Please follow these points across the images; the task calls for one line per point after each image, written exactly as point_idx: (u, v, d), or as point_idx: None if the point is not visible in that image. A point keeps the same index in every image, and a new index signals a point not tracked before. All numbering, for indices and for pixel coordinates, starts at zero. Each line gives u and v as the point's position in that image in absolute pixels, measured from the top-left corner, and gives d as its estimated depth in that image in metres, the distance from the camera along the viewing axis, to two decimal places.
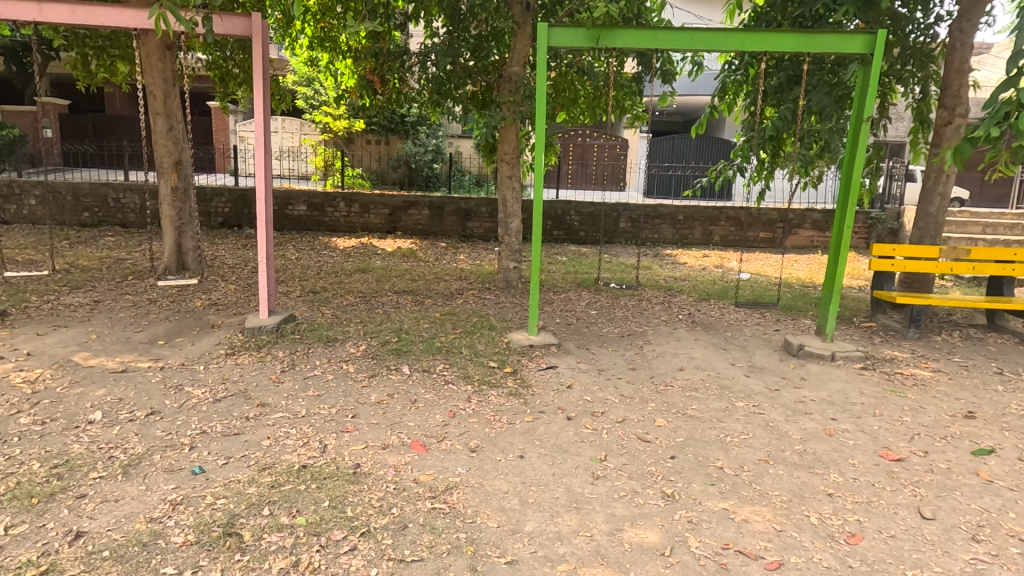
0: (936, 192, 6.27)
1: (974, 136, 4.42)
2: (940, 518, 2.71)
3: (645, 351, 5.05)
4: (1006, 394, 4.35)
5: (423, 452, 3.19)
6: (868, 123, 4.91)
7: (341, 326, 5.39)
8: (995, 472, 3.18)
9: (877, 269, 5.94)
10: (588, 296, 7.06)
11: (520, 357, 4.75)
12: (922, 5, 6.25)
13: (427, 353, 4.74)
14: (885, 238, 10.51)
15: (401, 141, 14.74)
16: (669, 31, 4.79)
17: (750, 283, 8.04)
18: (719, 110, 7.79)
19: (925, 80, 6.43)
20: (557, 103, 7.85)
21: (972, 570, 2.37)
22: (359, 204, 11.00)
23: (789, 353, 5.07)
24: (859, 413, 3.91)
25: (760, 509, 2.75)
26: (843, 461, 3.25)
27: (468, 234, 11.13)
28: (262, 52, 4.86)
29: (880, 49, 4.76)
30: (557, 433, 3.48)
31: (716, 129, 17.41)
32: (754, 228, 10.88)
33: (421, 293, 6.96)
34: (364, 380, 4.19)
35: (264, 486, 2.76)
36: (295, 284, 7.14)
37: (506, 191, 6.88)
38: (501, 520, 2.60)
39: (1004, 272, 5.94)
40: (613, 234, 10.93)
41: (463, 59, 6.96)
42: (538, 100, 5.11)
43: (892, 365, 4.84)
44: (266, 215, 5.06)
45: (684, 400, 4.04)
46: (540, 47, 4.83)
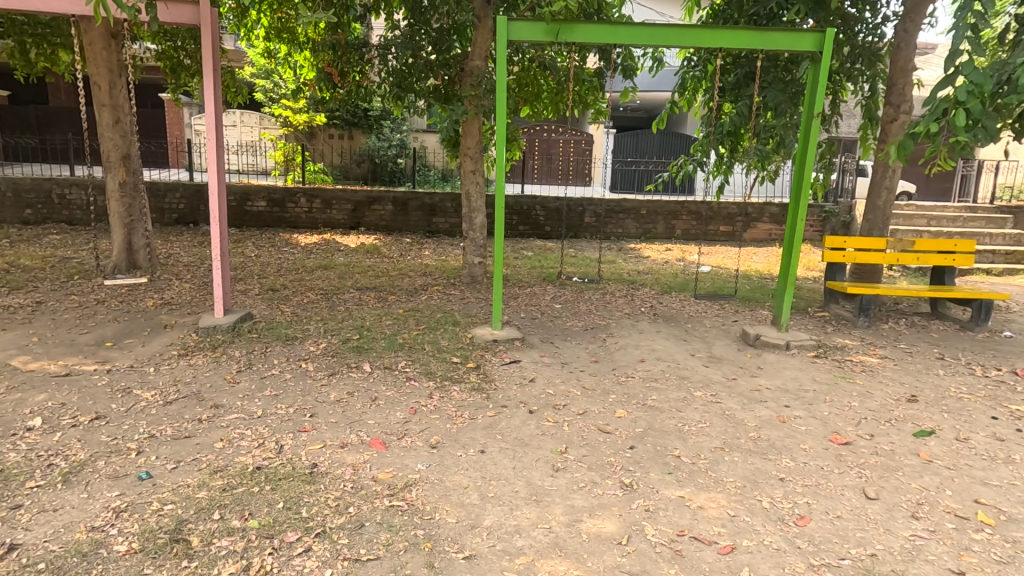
0: (884, 186, 6.51)
1: (915, 133, 4.57)
2: (883, 498, 2.83)
3: (608, 344, 5.11)
4: (947, 377, 4.57)
5: (382, 450, 3.15)
6: (818, 119, 5.05)
7: (300, 324, 5.27)
8: (934, 452, 3.34)
9: (830, 261, 6.15)
10: (553, 290, 7.10)
11: (483, 352, 4.74)
12: (870, 6, 6.48)
13: (389, 350, 4.69)
14: (838, 231, 10.90)
15: (365, 135, 14.51)
16: (629, 27, 4.79)
17: (710, 276, 8.21)
18: (679, 106, 7.89)
19: (874, 79, 6.61)
20: (520, 98, 7.82)
21: (910, 546, 2.47)
22: (321, 199, 10.77)
23: (747, 343, 5.21)
24: (810, 400, 4.04)
25: (715, 495, 2.82)
26: (795, 447, 3.35)
27: (434, 229, 11.03)
28: (211, 41, 4.70)
29: (829, 47, 4.91)
30: (518, 427, 3.49)
31: (678, 124, 17.77)
32: (715, 222, 11.13)
33: (384, 290, 6.86)
34: (324, 379, 4.11)
35: (214, 490, 2.67)
36: (254, 282, 6.95)
37: (469, 185, 6.83)
38: (460, 515, 2.59)
39: (947, 262, 6.21)
40: (578, 229, 11.04)
41: (424, 52, 6.90)
42: (497, 95, 5.05)
43: (842, 353, 5.02)
44: (220, 211, 4.89)
45: (644, 391, 4.10)
46: (499, 41, 4.76)
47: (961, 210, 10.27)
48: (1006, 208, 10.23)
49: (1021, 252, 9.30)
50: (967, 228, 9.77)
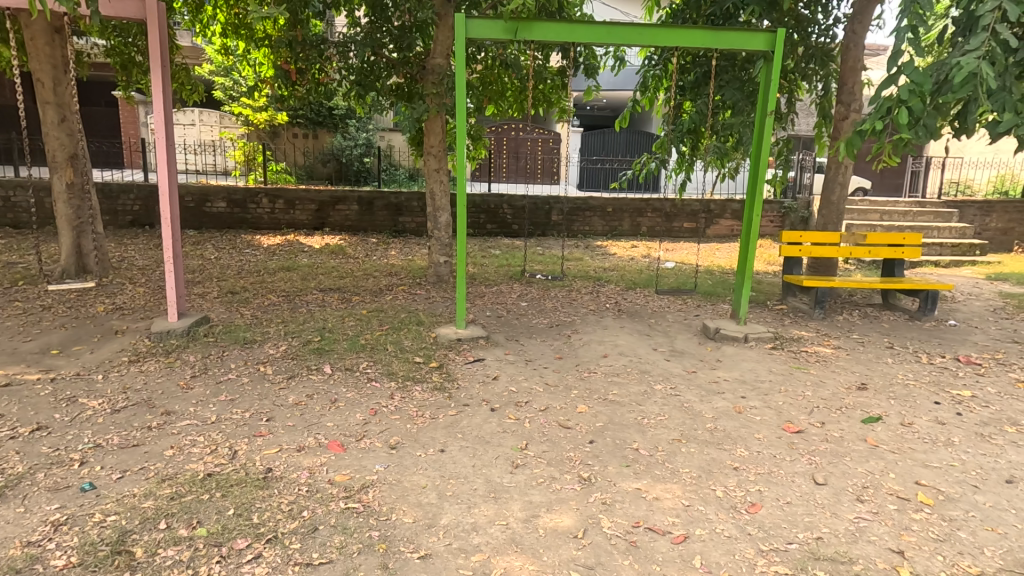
0: (837, 182, 6.71)
1: (862, 130, 4.73)
2: (831, 483, 2.93)
3: (572, 340, 5.15)
4: (895, 365, 4.76)
5: (340, 452, 3.10)
6: (772, 116, 5.17)
7: (260, 327, 5.15)
8: (880, 437, 3.46)
9: (787, 255, 6.29)
10: (520, 288, 7.12)
11: (447, 351, 4.71)
12: (822, 8, 6.68)
13: (350, 351, 4.62)
14: (796, 226, 11.23)
15: (330, 135, 14.28)
16: (587, 26, 4.81)
17: (674, 272, 8.34)
18: (641, 104, 7.99)
19: (827, 78, 6.82)
20: (484, 96, 7.77)
21: (855, 528, 2.57)
22: (283, 199, 10.55)
23: (707, 337, 5.31)
24: (766, 390, 4.15)
25: (671, 486, 2.87)
26: (750, 436, 3.43)
27: (400, 229, 10.92)
28: (158, 35, 4.53)
29: (780, 47, 5.03)
30: (480, 425, 3.48)
31: (643, 122, 18.05)
32: (679, 219, 11.33)
33: (348, 291, 6.76)
34: (282, 382, 4.02)
35: (161, 499, 2.59)
36: (213, 285, 6.77)
37: (432, 183, 6.78)
38: (417, 515, 2.57)
39: (896, 255, 6.44)
40: (545, 227, 11.10)
41: (385, 50, 6.82)
42: (457, 94, 5.01)
43: (798, 345, 5.17)
44: (171, 212, 4.73)
45: (606, 386, 4.15)
46: (458, 39, 4.73)
47: (911, 205, 10.68)
48: (952, 203, 10.72)
49: (966, 244, 9.75)
50: (917, 222, 10.19)
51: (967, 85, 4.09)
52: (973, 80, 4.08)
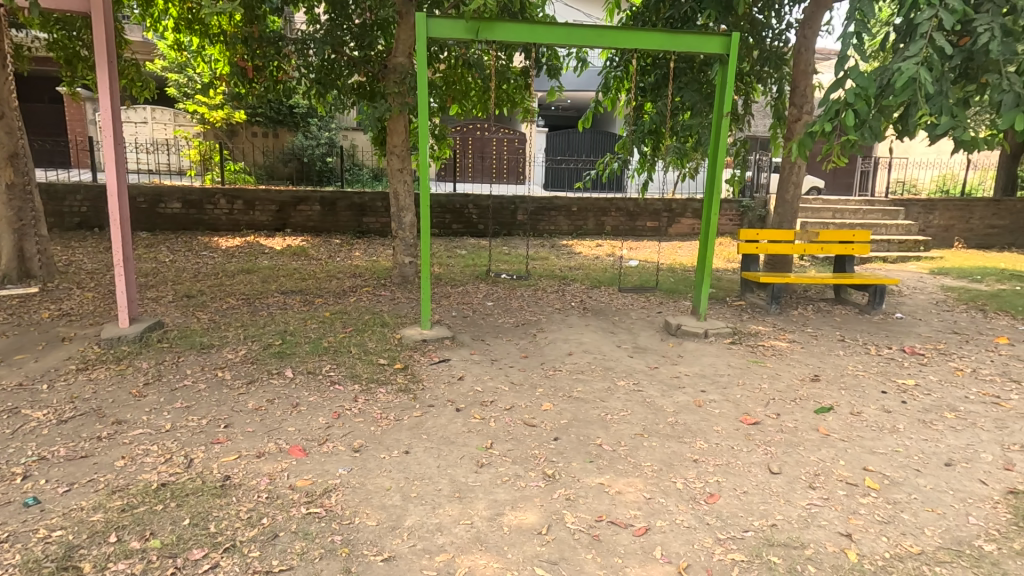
0: (791, 181, 6.95)
1: (813, 132, 4.91)
2: (785, 472, 3.04)
3: (538, 339, 5.19)
4: (846, 357, 4.96)
5: (301, 457, 3.05)
6: (728, 118, 5.31)
7: (217, 332, 5.01)
8: (831, 426, 3.61)
9: (745, 252, 6.48)
10: (486, 287, 7.12)
11: (412, 352, 4.68)
12: (775, 13, 6.91)
13: (313, 354, 4.54)
14: (754, 225, 11.57)
15: (291, 134, 14.01)
16: (548, 26, 4.84)
17: (637, 270, 8.48)
18: (603, 105, 8.09)
19: (780, 81, 7.06)
20: (448, 96, 7.74)
21: (807, 514, 2.67)
22: (242, 200, 10.28)
23: (669, 333, 5.42)
24: (724, 384, 4.27)
25: (633, 480, 2.92)
26: (709, 429, 3.53)
27: (364, 229, 10.77)
28: (104, 30, 4.36)
29: (735, 50, 5.17)
30: (445, 426, 3.48)
31: (606, 123, 18.31)
32: (642, 218, 11.54)
33: (311, 293, 6.64)
34: (241, 387, 3.92)
35: (112, 512, 2.50)
36: (167, 289, 6.54)
37: (396, 183, 6.71)
38: (381, 517, 2.55)
39: (847, 252, 6.70)
40: (511, 227, 11.13)
41: (346, 48, 6.71)
42: (419, 94, 4.97)
43: (755, 339, 5.34)
44: (121, 213, 4.55)
45: (570, 383, 4.19)
46: (419, 39, 4.69)
47: (861, 203, 11.15)
48: (898, 202, 11.24)
49: (911, 240, 10.24)
50: (866, 219, 10.64)
51: (907, 90, 4.31)
52: (913, 85, 4.29)
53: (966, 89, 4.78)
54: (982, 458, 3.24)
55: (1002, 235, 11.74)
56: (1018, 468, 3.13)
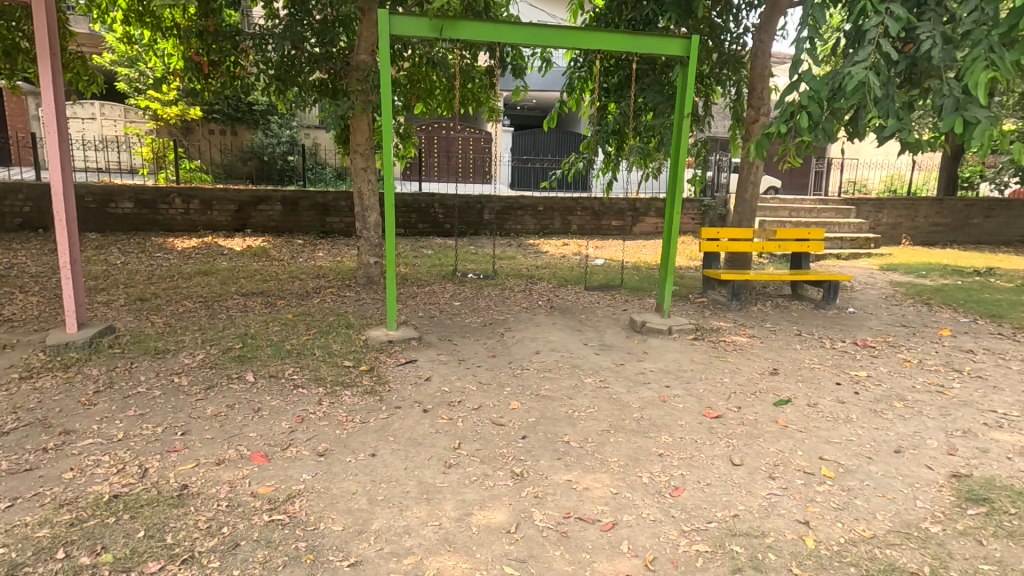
0: (750, 181, 7.14)
1: (770, 133, 5.06)
2: (746, 463, 3.13)
3: (506, 338, 5.19)
4: (803, 351, 5.14)
5: (263, 463, 2.97)
6: (689, 119, 5.42)
7: (173, 336, 4.83)
8: (789, 418, 3.73)
9: (707, 250, 6.62)
10: (452, 287, 7.09)
11: (378, 354, 4.62)
12: (733, 17, 7.10)
13: (275, 357, 4.42)
14: (715, 223, 11.86)
15: (250, 132, 13.64)
16: (512, 26, 4.84)
17: (602, 268, 8.58)
18: (568, 105, 8.14)
19: (739, 83, 7.26)
20: (411, 94, 7.68)
21: (767, 503, 2.76)
22: (199, 199, 9.94)
23: (634, 330, 5.51)
24: (688, 378, 4.37)
25: (600, 476, 2.96)
26: (673, 423, 3.60)
27: (328, 229, 10.57)
28: (46, 20, 4.13)
29: (695, 53, 5.28)
30: (412, 427, 3.44)
31: (571, 123, 18.47)
32: (607, 217, 11.68)
33: (273, 294, 6.47)
34: (199, 393, 3.79)
35: (59, 526, 2.38)
36: (119, 292, 6.26)
37: (360, 182, 6.59)
38: (347, 522, 2.51)
39: (803, 249, 6.93)
40: (477, 227, 11.10)
41: (307, 44, 6.56)
42: (382, 92, 4.90)
43: (717, 335, 5.47)
44: (66, 213, 4.33)
45: (538, 381, 4.21)
46: (382, 36, 4.62)
47: (815, 202, 11.56)
48: (850, 201, 11.70)
49: (862, 238, 10.67)
50: (821, 218, 11.03)
51: (857, 93, 4.48)
52: (862, 89, 4.47)
53: (911, 92, 5.00)
54: (928, 445, 3.40)
55: (945, 232, 12.37)
56: (960, 453, 3.31)
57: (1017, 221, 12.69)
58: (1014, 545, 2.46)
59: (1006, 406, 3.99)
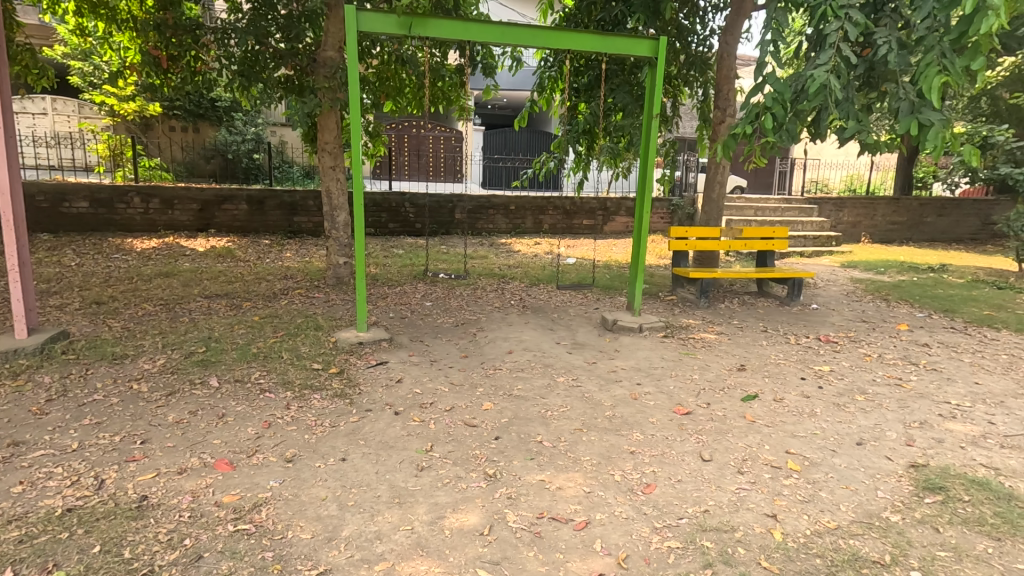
0: (717, 181, 7.28)
1: (736, 134, 5.15)
2: (715, 458, 3.18)
3: (478, 338, 5.17)
4: (769, 347, 5.26)
5: (228, 471, 2.88)
6: (658, 119, 5.47)
7: (132, 341, 4.65)
8: (757, 413, 3.81)
9: (676, 249, 6.72)
10: (424, 287, 7.02)
11: (348, 356, 4.54)
12: (700, 19, 7.22)
13: (240, 361, 4.30)
14: (684, 223, 12.06)
15: (213, 129, 13.24)
16: (482, 24, 4.82)
17: (574, 267, 8.63)
18: (539, 104, 8.15)
19: (705, 85, 7.39)
20: (381, 92, 7.58)
21: (736, 497, 2.81)
22: (159, 198, 9.61)
23: (606, 329, 5.55)
24: (658, 375, 4.43)
25: (573, 475, 2.96)
26: (645, 421, 3.64)
27: (295, 229, 10.35)
28: None
29: (663, 54, 5.34)
30: (384, 430, 3.39)
31: (542, 122, 18.52)
32: (578, 216, 11.76)
33: (238, 296, 6.30)
34: (160, 400, 3.65)
35: (7, 544, 2.26)
36: (73, 295, 6.00)
37: (328, 181, 6.47)
38: (316, 529, 2.45)
39: (768, 248, 7.08)
40: (449, 226, 11.03)
41: (271, 39, 6.40)
42: (350, 89, 4.80)
43: (687, 332, 5.55)
44: (14, 213, 4.11)
45: (511, 381, 4.20)
46: (349, 33, 4.53)
47: (779, 202, 11.86)
48: (812, 200, 12.04)
49: (824, 236, 11.00)
50: (785, 217, 11.33)
51: (819, 95, 4.60)
52: (824, 91, 4.59)
53: (869, 95, 5.16)
54: (888, 436, 3.52)
55: (901, 230, 12.85)
56: (918, 444, 3.43)
57: (967, 220, 13.28)
58: (968, 531, 2.56)
59: (959, 397, 4.16)
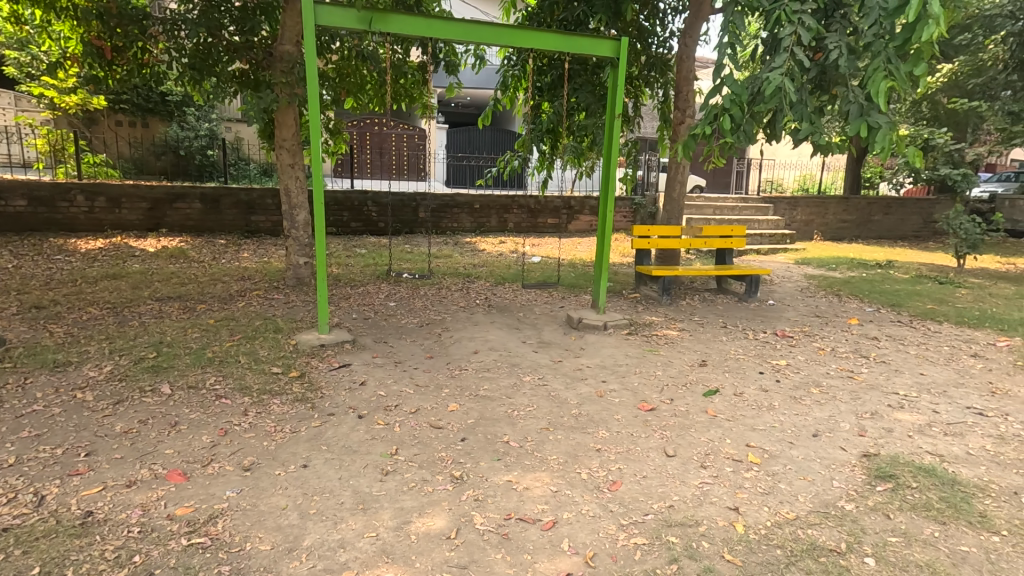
0: (677, 180, 7.41)
1: (696, 134, 5.24)
2: (679, 454, 3.23)
3: (443, 338, 5.11)
4: (729, 342, 5.40)
5: (181, 482, 2.76)
6: (620, 119, 5.52)
7: (75, 347, 4.40)
8: (718, 408, 3.90)
9: (639, 248, 6.81)
10: (387, 287, 6.91)
11: (309, 358, 4.41)
12: (660, 21, 7.35)
13: (194, 366, 4.13)
14: (646, 221, 12.27)
15: (163, 124, 12.70)
16: (445, 21, 4.75)
17: (539, 266, 8.65)
18: (502, 103, 8.12)
19: (666, 86, 7.52)
20: (341, 88, 7.38)
21: (699, 491, 2.86)
22: (104, 196, 9.14)
23: (571, 327, 5.58)
24: (623, 373, 4.47)
25: (540, 475, 2.96)
26: (610, 418, 3.66)
27: (253, 228, 10.03)
28: None
29: (625, 55, 5.39)
30: (347, 434, 3.31)
31: (506, 121, 18.52)
32: (543, 215, 11.80)
33: (192, 298, 6.05)
34: (107, 409, 3.47)
35: None
36: (10, 299, 5.64)
37: (287, 180, 6.28)
38: (276, 540, 2.37)
39: (727, 246, 7.25)
40: (413, 225, 10.90)
41: (225, 32, 6.17)
42: (308, 85, 4.67)
43: (650, 329, 5.64)
44: None
45: (476, 382, 4.17)
46: (306, 27, 4.39)
47: (737, 201, 12.19)
48: (768, 199, 12.43)
49: (779, 234, 11.37)
50: (742, 215, 11.65)
51: (775, 97, 4.73)
52: (779, 93, 4.72)
53: (821, 98, 5.34)
54: (841, 427, 3.65)
55: (850, 228, 13.39)
56: (869, 434, 3.57)
57: (911, 218, 13.96)
58: (916, 516, 2.68)
59: (906, 388, 4.35)
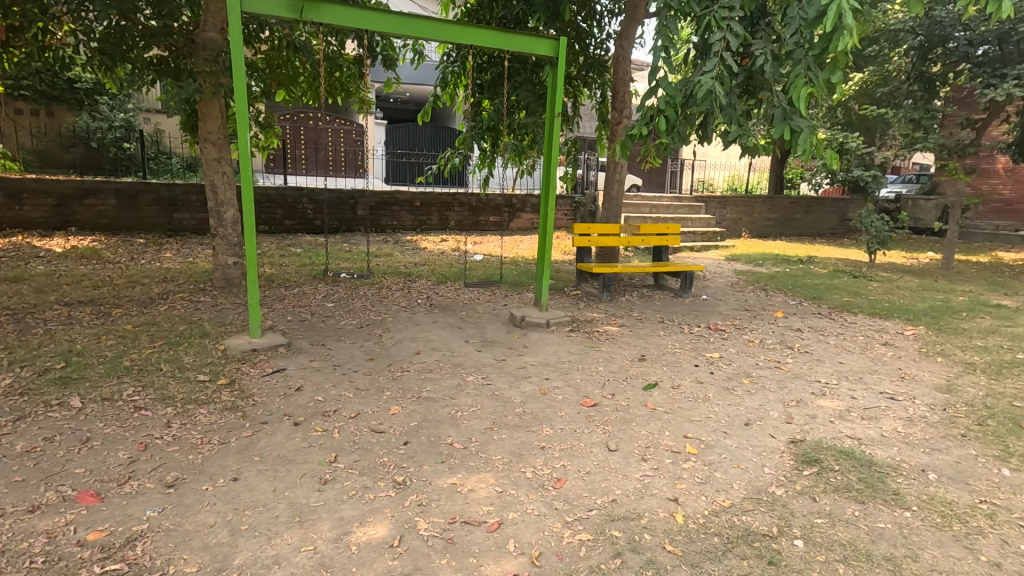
0: (616, 179, 7.56)
1: (633, 135, 5.36)
2: (621, 448, 3.29)
3: (384, 339, 4.98)
4: (666, 337, 5.57)
5: (94, 504, 2.53)
6: (560, 118, 5.56)
7: None
8: (657, 401, 4.01)
9: (579, 246, 6.91)
10: (324, 287, 6.67)
11: (239, 364, 4.18)
12: (597, 23, 7.48)
13: (109, 376, 3.81)
14: (586, 219, 12.50)
15: (72, 113, 11.68)
16: (380, 13, 4.61)
17: (482, 264, 8.61)
18: (442, 100, 8.01)
19: (603, 86, 7.65)
20: (272, 80, 7.04)
21: (641, 484, 2.92)
22: (2, 191, 8.31)
23: (515, 325, 5.59)
24: (566, 370, 4.51)
25: (484, 475, 2.93)
26: (553, 415, 3.68)
27: (176, 226, 9.40)
28: None
29: (563, 54, 5.43)
30: (282, 443, 3.15)
31: (445, 117, 18.33)
32: (484, 213, 11.77)
33: (106, 302, 5.60)
34: (5, 427, 3.13)
35: None
36: None
37: (212, 175, 5.92)
38: (203, 561, 2.22)
39: (663, 243, 7.46)
40: (351, 223, 10.60)
41: (141, 15, 5.72)
42: (235, 75, 4.40)
43: (591, 326, 5.73)
44: None
45: (418, 383, 4.09)
46: (231, 13, 4.11)
47: (672, 199, 12.63)
48: (700, 198, 12.96)
49: (711, 232, 11.88)
50: (677, 214, 12.08)
51: (706, 100, 4.91)
52: (710, 96, 4.90)
53: (748, 101, 5.59)
54: (770, 416, 3.84)
55: (775, 226, 14.17)
56: (795, 421, 3.77)
57: (828, 217, 14.94)
58: (839, 497, 2.85)
59: (827, 376, 4.65)
